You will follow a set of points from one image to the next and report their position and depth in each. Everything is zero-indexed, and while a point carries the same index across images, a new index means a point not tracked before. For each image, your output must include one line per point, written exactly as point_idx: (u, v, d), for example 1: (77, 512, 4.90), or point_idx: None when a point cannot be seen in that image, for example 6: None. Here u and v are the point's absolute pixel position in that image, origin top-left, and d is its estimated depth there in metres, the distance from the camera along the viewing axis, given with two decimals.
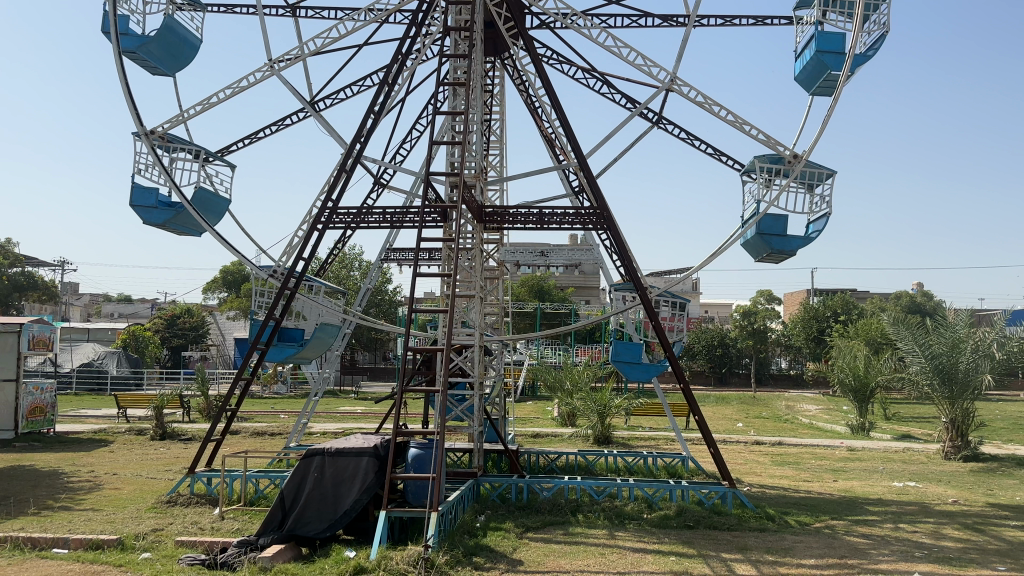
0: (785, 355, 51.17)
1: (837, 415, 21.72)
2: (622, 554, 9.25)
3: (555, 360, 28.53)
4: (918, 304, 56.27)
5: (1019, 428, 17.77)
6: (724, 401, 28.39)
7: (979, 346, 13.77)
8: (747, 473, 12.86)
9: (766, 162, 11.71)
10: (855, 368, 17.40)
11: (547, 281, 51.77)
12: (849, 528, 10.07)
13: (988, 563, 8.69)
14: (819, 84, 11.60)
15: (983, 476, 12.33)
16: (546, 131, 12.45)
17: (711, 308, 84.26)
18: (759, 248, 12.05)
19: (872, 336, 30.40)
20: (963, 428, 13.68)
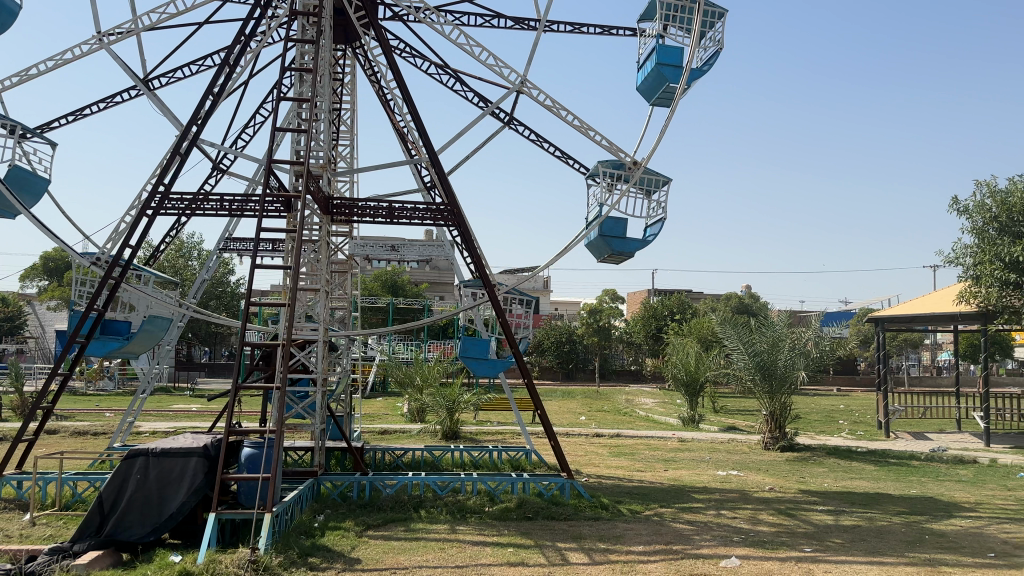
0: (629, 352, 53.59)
1: (670, 408, 22.90)
2: (462, 548, 9.33)
3: (406, 355, 28.41)
4: (746, 305, 60.44)
5: (828, 420, 19.44)
6: (569, 396, 29.28)
7: (796, 345, 14.94)
8: (587, 464, 13.32)
9: (609, 167, 12.18)
10: (687, 364, 18.40)
11: (399, 275, 51.46)
12: (676, 515, 10.64)
13: (797, 545, 9.45)
14: (659, 95, 12.10)
15: (797, 464, 13.39)
16: (398, 125, 12.25)
17: (561, 306, 86.85)
18: (601, 249, 12.45)
19: (704, 334, 32.32)
20: (781, 420, 14.82)
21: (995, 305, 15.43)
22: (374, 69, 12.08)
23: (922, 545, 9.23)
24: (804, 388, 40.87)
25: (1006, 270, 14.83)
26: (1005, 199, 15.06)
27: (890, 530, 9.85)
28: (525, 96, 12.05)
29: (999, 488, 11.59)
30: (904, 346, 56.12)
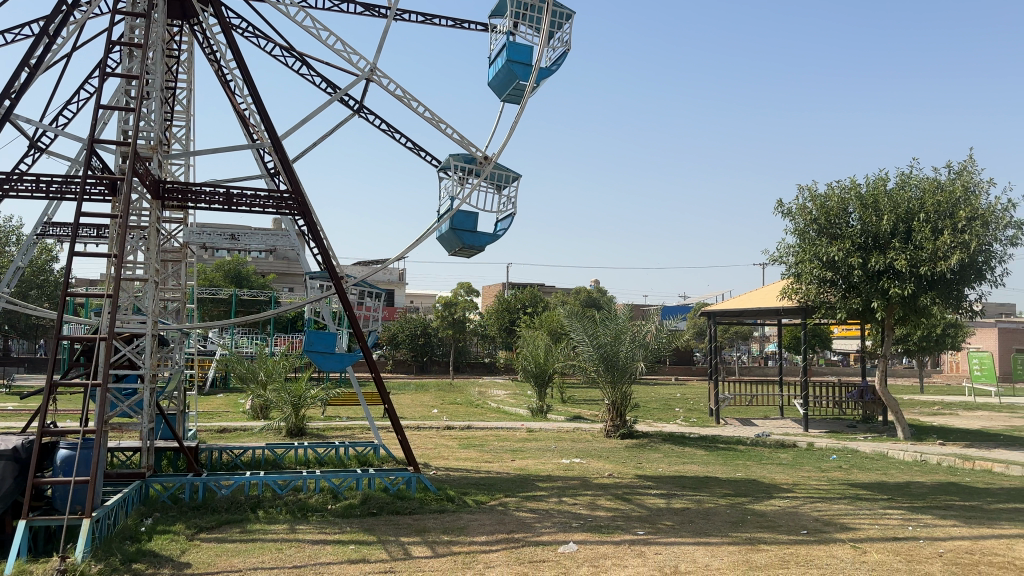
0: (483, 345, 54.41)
1: (521, 399, 23.37)
2: (301, 547, 9.09)
3: (250, 350, 27.38)
4: (595, 299, 62.78)
5: (667, 408, 20.54)
6: (422, 388, 29.31)
7: (636, 337, 15.64)
8: (435, 457, 13.35)
9: (460, 161, 12.20)
10: (536, 355, 18.89)
11: (245, 267, 49.49)
12: (519, 504, 10.86)
13: (631, 528, 9.88)
14: (509, 92, 12.27)
15: (636, 451, 14.03)
16: (239, 108, 11.72)
17: (418, 298, 86.61)
18: (452, 243, 12.47)
19: (553, 326, 33.26)
20: (622, 409, 15.51)
21: (813, 301, 16.79)
22: (214, 48, 11.49)
23: (744, 525, 9.89)
24: (649, 379, 42.98)
25: (823, 268, 16.15)
26: (823, 203, 16.36)
27: (716, 511, 10.49)
28: (374, 84, 11.86)
29: (813, 469, 12.63)
30: (738, 337, 60.16)
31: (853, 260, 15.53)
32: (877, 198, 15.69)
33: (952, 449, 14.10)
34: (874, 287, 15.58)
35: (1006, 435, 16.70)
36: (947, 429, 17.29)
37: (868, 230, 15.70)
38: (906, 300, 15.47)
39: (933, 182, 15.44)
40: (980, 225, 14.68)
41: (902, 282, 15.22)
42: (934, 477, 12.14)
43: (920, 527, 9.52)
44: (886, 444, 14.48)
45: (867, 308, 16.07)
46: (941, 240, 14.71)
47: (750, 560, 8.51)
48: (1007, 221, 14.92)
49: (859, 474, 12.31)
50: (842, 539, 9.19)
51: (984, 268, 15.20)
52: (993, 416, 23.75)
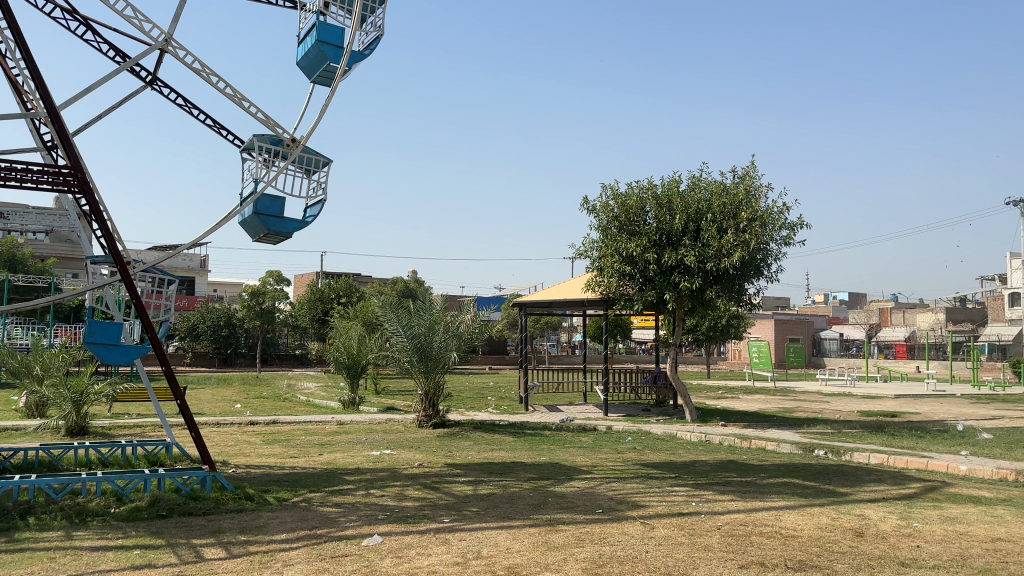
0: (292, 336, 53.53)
1: (332, 392, 22.87)
2: (77, 555, 8.30)
3: (23, 342, 24.76)
4: (411, 289, 63.05)
5: (478, 397, 21.01)
6: (225, 382, 27.98)
7: (450, 327, 15.80)
8: (236, 454, 12.72)
9: (266, 142, 11.69)
10: (349, 347, 18.63)
11: (21, 250, 44.76)
12: (324, 499, 10.59)
13: (436, 517, 9.93)
14: (320, 74, 11.96)
15: (446, 440, 14.16)
16: (9, 71, 10.45)
17: (223, 287, 82.23)
18: (256, 229, 11.93)
19: (368, 317, 32.92)
20: (434, 399, 15.65)
21: (613, 293, 17.72)
22: None
23: (544, 508, 10.24)
24: (463, 369, 43.66)
25: (622, 262, 17.09)
26: (623, 201, 17.29)
27: (519, 496, 10.80)
28: (169, 56, 11.06)
29: (610, 452, 13.35)
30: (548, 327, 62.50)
31: (649, 255, 16.58)
32: (671, 198, 16.87)
33: (732, 429, 15.48)
34: (666, 281, 16.74)
35: (776, 415, 18.61)
36: (729, 411, 19.02)
37: (662, 228, 16.82)
38: (695, 293, 16.76)
39: (719, 186, 16.82)
40: (758, 225, 16.26)
41: (691, 276, 16.47)
42: (716, 455, 13.26)
43: (702, 502, 10.33)
44: (676, 426, 15.63)
45: (661, 300, 17.22)
46: (725, 239, 16.09)
47: (549, 541, 8.82)
48: (780, 223, 16.58)
49: (652, 454, 13.18)
50: (634, 517, 9.77)
51: (762, 265, 16.83)
52: (766, 398, 26.41)
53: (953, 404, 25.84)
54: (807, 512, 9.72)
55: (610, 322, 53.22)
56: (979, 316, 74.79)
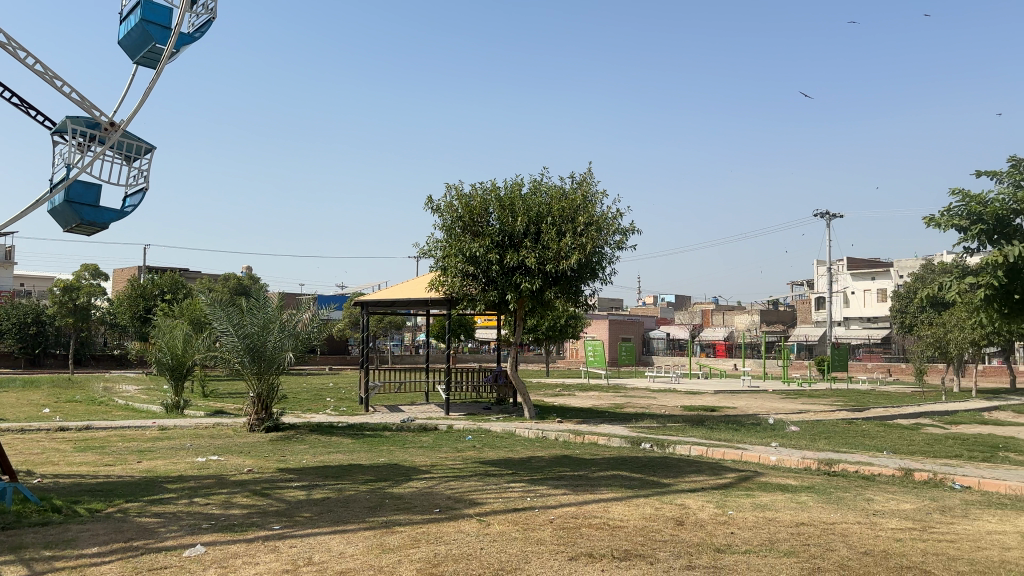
0: (111, 333, 49.87)
1: (154, 395, 21.46)
2: None
3: None
4: (246, 285, 60.49)
5: (315, 398, 20.48)
6: (29, 385, 25.51)
7: (285, 326, 15.30)
8: (41, 463, 11.62)
9: (81, 125, 10.75)
10: (174, 347, 17.68)
11: None
12: (142, 509, 9.90)
13: (267, 524, 9.55)
14: (144, 55, 11.23)
15: (280, 444, 13.66)
16: None
17: (31, 281, 74.92)
18: (67, 218, 10.97)
19: (197, 314, 31.20)
20: (267, 402, 15.15)
21: (456, 293, 17.80)
22: None
23: (381, 510, 10.12)
24: (302, 369, 42.40)
25: (465, 262, 17.23)
26: (467, 202, 17.43)
27: (355, 498, 10.60)
28: None
29: (450, 451, 13.42)
30: (392, 327, 61.92)
31: (491, 256, 16.83)
32: (513, 200, 17.22)
33: (568, 425, 16.03)
34: (508, 282, 17.08)
35: (609, 412, 19.48)
36: (565, 408, 19.72)
37: (505, 229, 17.14)
38: (534, 294, 17.21)
39: (559, 191, 17.35)
40: (594, 230, 16.94)
41: (531, 277, 16.90)
42: (551, 451, 13.66)
43: (537, 497, 10.60)
44: (514, 424, 15.96)
45: (502, 300, 17.54)
46: (563, 242, 16.63)
47: (384, 543, 8.73)
48: (614, 228, 17.36)
49: (490, 452, 13.37)
50: (470, 515, 9.87)
51: (597, 268, 17.55)
52: (601, 395, 27.56)
53: (766, 399, 28.14)
54: (633, 504, 10.23)
55: (454, 322, 53.72)
56: (788, 317, 82.81)
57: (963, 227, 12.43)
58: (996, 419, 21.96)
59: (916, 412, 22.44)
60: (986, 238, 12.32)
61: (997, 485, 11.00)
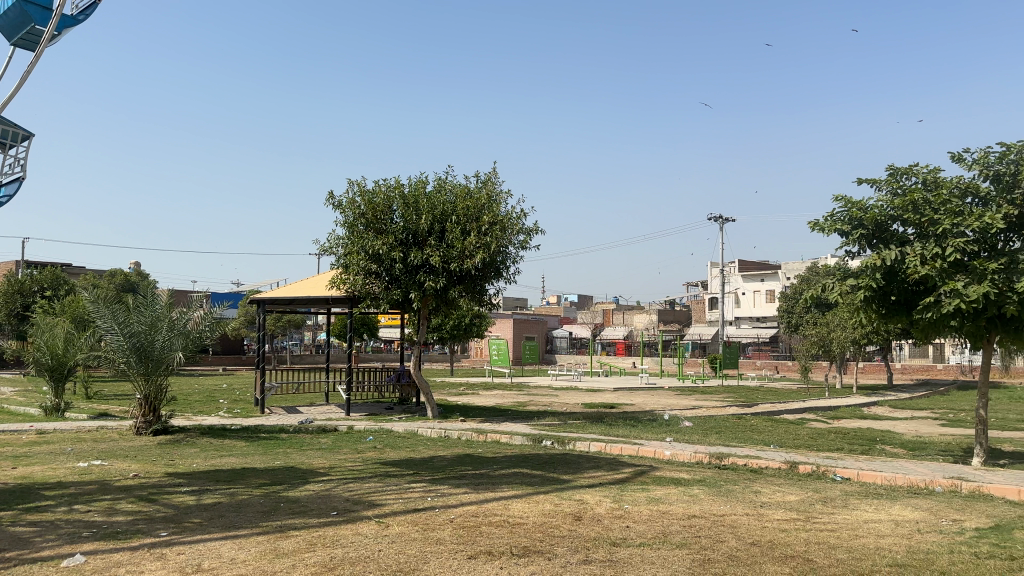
0: None
1: (30, 398, 20.16)
2: None
3: None
4: (135, 282, 57.73)
5: (207, 400, 19.75)
6: None
7: (174, 325, 14.73)
8: None
9: None
10: (53, 347, 16.71)
11: None
12: (15, 518, 9.29)
13: (153, 531, 9.14)
14: (21, 36, 10.58)
15: (168, 447, 13.10)
16: None
17: None
18: None
19: (79, 312, 29.55)
20: (155, 404, 14.50)
21: (358, 291, 17.54)
22: None
23: (275, 514, 9.85)
24: (195, 370, 40.80)
25: (368, 260, 17.00)
26: (371, 198, 17.20)
27: (249, 503, 10.28)
28: None
29: (349, 452, 13.20)
30: (291, 325, 60.39)
31: (395, 254, 16.68)
32: (417, 198, 17.11)
33: (470, 424, 16.06)
34: (412, 280, 16.97)
35: (511, 410, 19.65)
36: (468, 407, 19.75)
37: (409, 227, 17.03)
38: (438, 292, 17.15)
39: (464, 189, 17.36)
40: (499, 229, 17.05)
41: (435, 276, 16.86)
42: (453, 450, 13.66)
43: (437, 497, 10.58)
44: (417, 423, 15.88)
45: (405, 299, 17.40)
46: (468, 241, 16.66)
47: (278, 548, 8.50)
48: (519, 227, 17.51)
49: (391, 453, 13.24)
50: (368, 516, 9.75)
51: (502, 267, 17.66)
52: (504, 394, 27.78)
53: (662, 396, 29.06)
54: (533, 501, 10.35)
55: (356, 321, 53.21)
56: (683, 316, 85.82)
57: (845, 232, 13.22)
58: (871, 414, 23.42)
59: (801, 407, 23.65)
60: (866, 243, 13.14)
61: (872, 476, 11.74)
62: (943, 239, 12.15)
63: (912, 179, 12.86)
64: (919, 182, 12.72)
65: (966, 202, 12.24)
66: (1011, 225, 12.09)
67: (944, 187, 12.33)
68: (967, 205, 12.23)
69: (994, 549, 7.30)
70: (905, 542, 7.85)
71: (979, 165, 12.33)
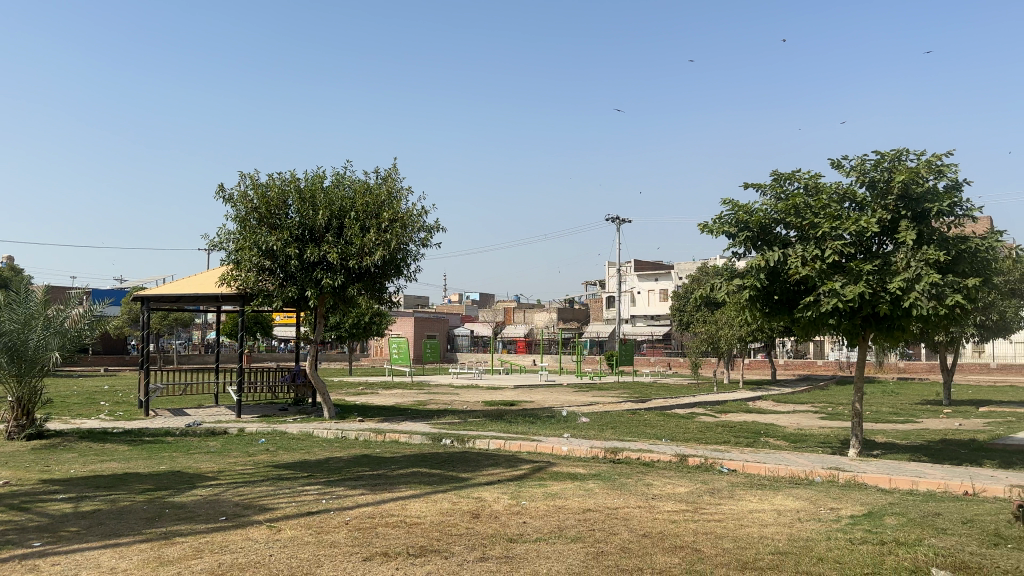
0: None
1: None
2: None
3: None
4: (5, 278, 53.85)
5: (87, 402, 18.66)
6: None
7: (50, 324, 13.87)
8: None
9: None
10: None
11: None
12: None
13: (25, 542, 8.56)
14: None
15: (43, 453, 12.29)
16: None
17: None
18: None
19: None
20: (29, 408, 13.58)
21: (250, 288, 16.98)
22: None
23: (159, 520, 9.40)
24: (74, 372, 38.49)
25: (261, 256, 16.49)
26: (264, 192, 16.67)
27: (131, 509, 9.78)
28: None
29: (241, 455, 12.77)
30: (179, 324, 57.81)
31: (290, 251, 16.24)
32: (314, 193, 16.71)
33: (368, 424, 15.84)
34: (308, 277, 16.59)
35: (410, 409, 19.51)
36: (366, 407, 19.47)
37: (305, 223, 16.63)
38: (336, 290, 16.82)
39: (362, 185, 17.08)
40: (399, 226, 16.87)
41: (333, 273, 16.53)
42: (349, 451, 13.43)
43: (333, 499, 10.37)
44: (312, 424, 15.53)
45: (300, 297, 16.97)
46: (367, 238, 16.41)
47: (162, 555, 8.12)
48: (419, 225, 17.39)
49: (285, 455, 12.89)
50: (260, 521, 9.45)
51: (401, 265, 17.49)
52: (402, 393, 27.54)
53: (560, 393, 29.56)
54: (431, 499, 10.31)
55: (249, 320, 51.73)
56: (580, 314, 87.48)
57: (732, 234, 13.79)
58: (755, 407, 24.60)
59: (691, 402, 24.58)
60: (751, 244, 13.75)
61: (757, 468, 12.31)
62: (822, 241, 12.85)
63: (794, 184, 13.53)
64: (801, 187, 13.39)
65: (844, 207, 12.97)
66: (884, 229, 12.91)
67: (824, 192, 13.03)
68: (844, 210, 12.97)
69: (867, 534, 7.78)
70: (786, 530, 8.25)
71: (857, 171, 13.07)
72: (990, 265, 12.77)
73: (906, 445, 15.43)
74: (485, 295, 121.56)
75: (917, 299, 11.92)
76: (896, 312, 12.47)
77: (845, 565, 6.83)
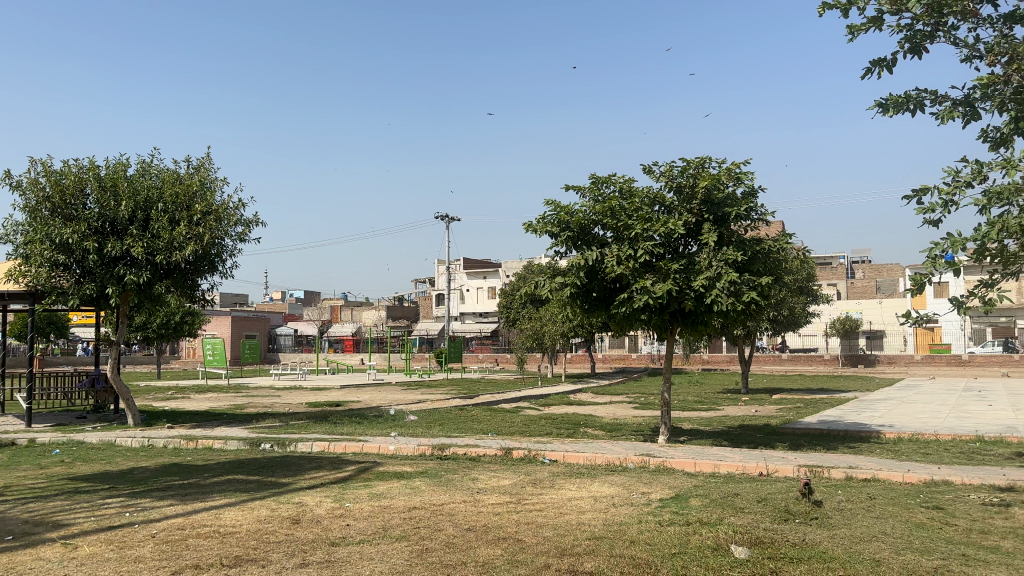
0: None
1: None
2: None
3: None
4: None
5: None
6: None
7: None
8: None
9: None
10: None
11: None
12: None
13: None
14: None
15: None
16: None
17: None
18: None
19: None
20: None
21: (41, 285, 15.42)
22: None
23: None
24: None
25: (54, 250, 14.99)
26: (57, 180, 15.20)
27: None
28: None
29: (30, 468, 11.54)
30: None
31: (88, 244, 14.90)
32: (116, 182, 15.44)
33: (180, 430, 14.87)
34: (109, 273, 15.29)
35: (227, 413, 18.52)
36: (177, 412, 18.26)
37: (106, 214, 15.32)
38: (142, 287, 15.64)
39: (172, 175, 16.05)
40: (212, 219, 15.99)
41: (138, 269, 15.36)
42: (158, 459, 12.54)
43: (138, 511, 9.64)
44: (115, 433, 14.33)
45: (101, 295, 15.62)
46: (177, 231, 15.41)
47: None
48: (235, 219, 16.58)
49: (82, 466, 11.80)
50: (52, 539, 8.59)
51: (216, 261, 16.58)
52: (218, 396, 26.04)
53: (388, 392, 29.27)
54: (248, 507, 9.85)
55: (40, 321, 46.95)
56: (411, 312, 87.22)
57: (554, 233, 14.28)
58: (576, 400, 25.66)
59: (516, 397, 25.21)
60: (572, 244, 14.30)
61: (576, 457, 12.85)
62: (635, 242, 13.63)
63: (611, 187, 14.23)
64: (616, 190, 14.11)
65: (654, 210, 13.84)
66: (689, 231, 13.91)
67: (637, 196, 13.80)
68: (655, 213, 13.82)
69: (674, 516, 8.34)
70: (602, 516, 8.68)
71: (665, 177, 13.97)
72: (779, 265, 14.13)
73: (709, 431, 16.72)
74: (311, 293, 117.80)
75: (718, 296, 12.97)
76: (700, 307, 13.50)
77: (654, 546, 7.28)
